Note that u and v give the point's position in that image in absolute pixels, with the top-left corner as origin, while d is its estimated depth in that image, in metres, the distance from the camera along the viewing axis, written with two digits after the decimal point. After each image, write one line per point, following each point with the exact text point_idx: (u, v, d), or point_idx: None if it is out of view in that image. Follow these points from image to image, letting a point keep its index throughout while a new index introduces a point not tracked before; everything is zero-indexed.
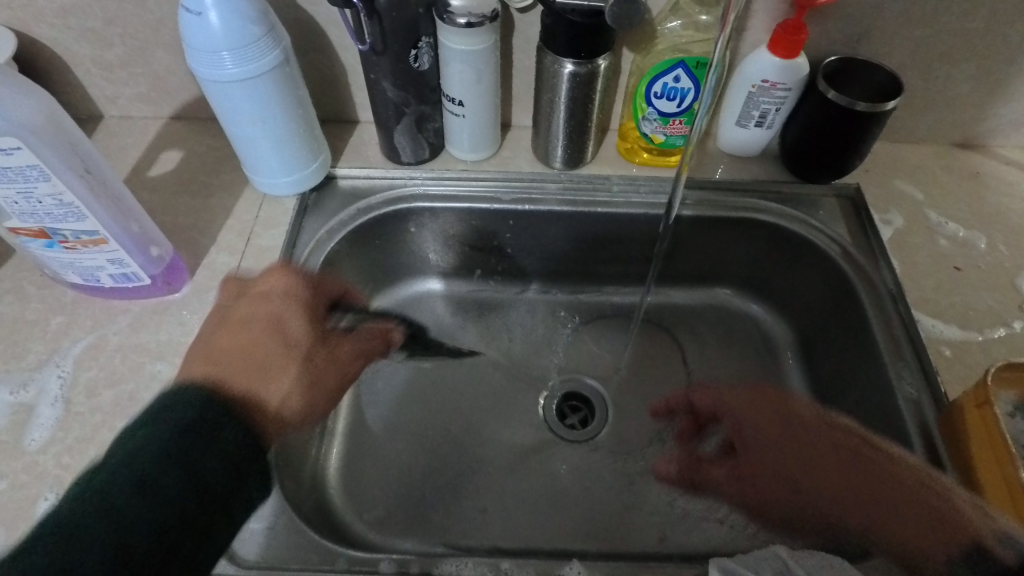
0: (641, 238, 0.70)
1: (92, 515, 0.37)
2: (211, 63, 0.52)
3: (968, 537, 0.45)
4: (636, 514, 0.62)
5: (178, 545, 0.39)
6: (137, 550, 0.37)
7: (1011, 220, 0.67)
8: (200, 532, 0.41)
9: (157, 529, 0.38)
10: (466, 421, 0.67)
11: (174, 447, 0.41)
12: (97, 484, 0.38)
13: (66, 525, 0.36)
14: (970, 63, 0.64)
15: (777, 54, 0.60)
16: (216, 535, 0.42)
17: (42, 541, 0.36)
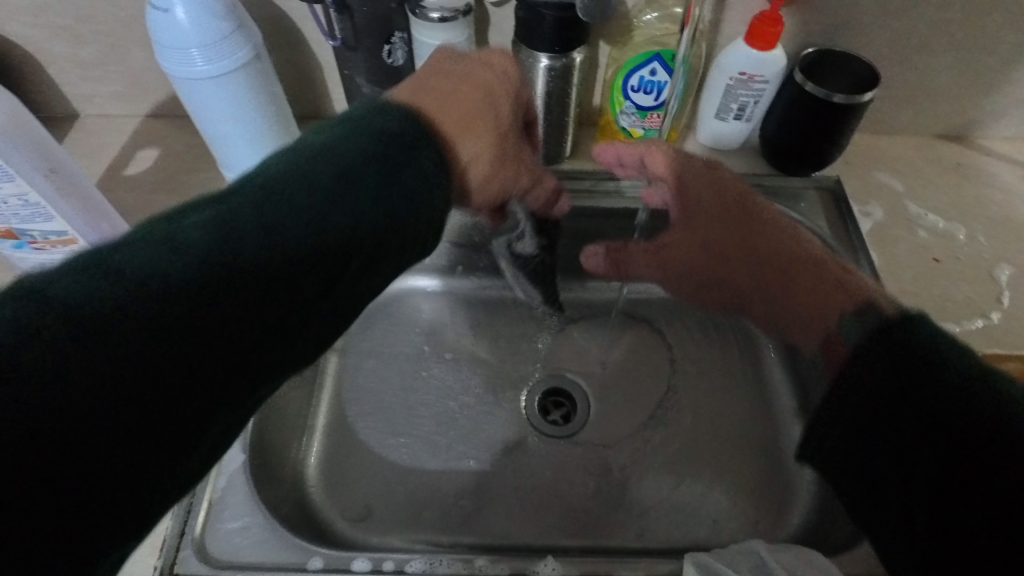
0: (621, 233, 0.70)
1: (290, 213, 0.32)
2: (181, 61, 0.52)
3: (838, 316, 0.52)
4: (616, 507, 0.62)
5: (365, 266, 0.36)
6: (332, 254, 0.34)
7: (991, 211, 0.67)
8: (381, 271, 0.38)
9: (352, 245, 0.35)
10: (449, 418, 0.67)
11: (414, 157, 0.38)
12: (316, 182, 0.33)
13: (268, 204, 0.32)
14: (950, 53, 0.63)
15: (753, 47, 0.60)
16: (397, 267, 0.39)
17: (215, 229, 0.30)
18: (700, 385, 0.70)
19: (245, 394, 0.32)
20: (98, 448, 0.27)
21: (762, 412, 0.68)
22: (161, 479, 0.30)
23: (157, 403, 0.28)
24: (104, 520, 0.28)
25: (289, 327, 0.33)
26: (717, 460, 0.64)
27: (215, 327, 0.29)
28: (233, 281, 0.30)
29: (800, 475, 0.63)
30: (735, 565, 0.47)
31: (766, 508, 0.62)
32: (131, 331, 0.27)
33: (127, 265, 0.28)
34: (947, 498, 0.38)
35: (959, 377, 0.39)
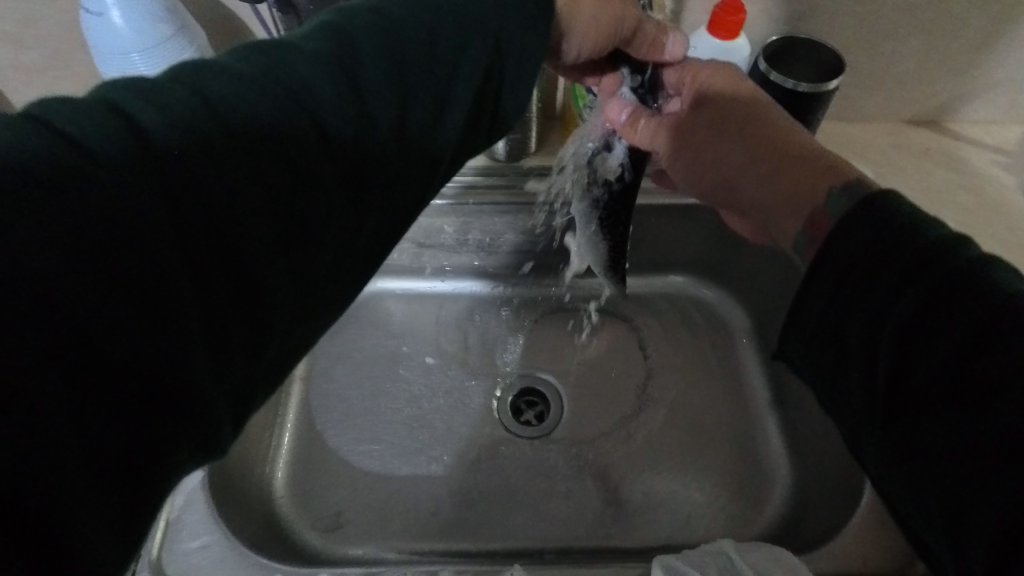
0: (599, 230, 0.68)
1: (279, 81, 0.31)
2: (123, 66, 0.50)
3: (818, 197, 0.45)
4: (591, 508, 0.60)
5: (373, 132, 0.34)
6: (331, 122, 0.32)
7: (962, 195, 0.66)
8: (397, 144, 0.35)
9: (352, 112, 0.33)
10: (418, 422, 0.66)
11: (407, 31, 0.36)
12: (296, 55, 0.32)
13: (255, 75, 0.30)
14: (915, 38, 0.62)
15: (715, 36, 0.58)
16: (415, 140, 0.37)
17: (202, 94, 0.28)
18: (674, 380, 0.69)
19: (267, 267, 0.29)
20: (110, 300, 0.23)
21: (737, 406, 0.67)
22: (190, 355, 0.26)
23: (169, 257, 0.25)
24: (126, 395, 0.24)
25: (301, 191, 0.30)
26: (693, 455, 0.63)
27: (217, 180, 0.27)
28: (225, 136, 0.28)
29: (776, 468, 0.63)
30: (704, 567, 0.46)
31: (743, 503, 0.61)
32: (126, 178, 0.25)
33: (113, 122, 0.26)
34: (935, 375, 0.32)
35: (956, 258, 0.34)
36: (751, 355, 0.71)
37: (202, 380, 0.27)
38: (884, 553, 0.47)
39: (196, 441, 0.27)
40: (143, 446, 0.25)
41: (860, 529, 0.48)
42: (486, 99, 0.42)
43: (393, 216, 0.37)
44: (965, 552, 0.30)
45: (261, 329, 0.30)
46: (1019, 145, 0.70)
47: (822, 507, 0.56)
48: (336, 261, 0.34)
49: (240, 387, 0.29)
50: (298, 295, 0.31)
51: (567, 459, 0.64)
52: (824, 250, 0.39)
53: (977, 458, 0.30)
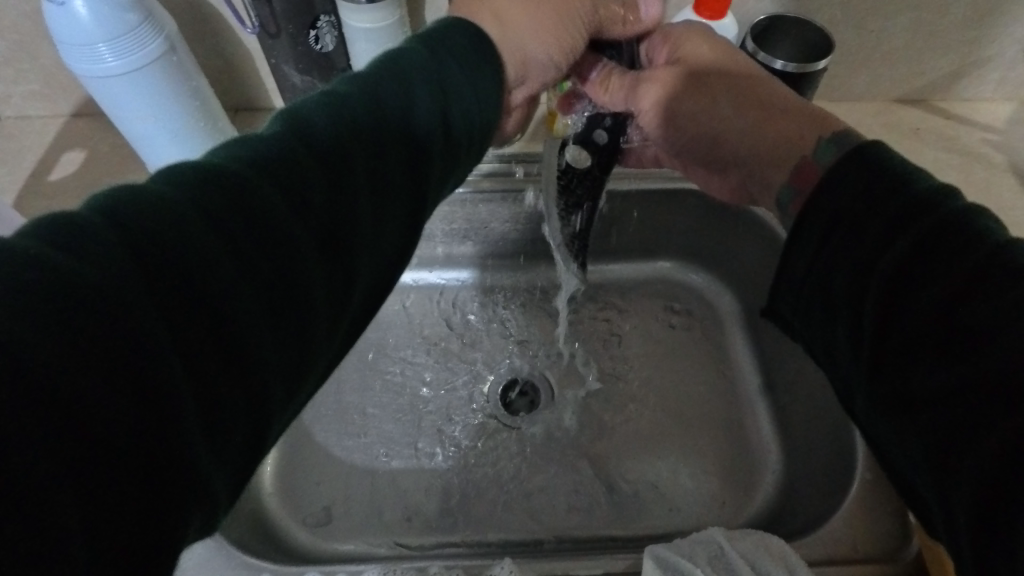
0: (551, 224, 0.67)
1: (245, 156, 0.28)
2: (86, 58, 0.48)
3: (806, 146, 0.44)
4: (583, 497, 0.60)
5: (352, 186, 0.31)
6: (301, 182, 0.29)
7: (951, 175, 0.65)
8: (373, 190, 0.32)
9: (330, 170, 0.30)
10: (407, 417, 0.65)
11: (366, 92, 0.34)
12: (259, 137, 0.30)
13: (221, 160, 0.28)
14: (904, 14, 0.61)
15: (701, 16, 0.57)
16: (396, 187, 0.34)
17: (177, 179, 0.26)
18: (665, 367, 0.68)
19: (261, 335, 0.26)
20: (95, 385, 0.20)
21: (727, 391, 0.67)
22: (186, 434, 0.23)
23: (155, 333, 0.22)
24: (120, 475, 0.20)
25: (286, 256, 0.27)
26: (684, 442, 0.63)
27: (198, 253, 0.24)
28: (201, 215, 0.25)
29: (766, 453, 0.63)
30: (695, 557, 0.46)
31: (735, 488, 0.61)
32: (103, 261, 0.22)
33: (86, 219, 0.23)
34: (926, 317, 0.31)
35: (943, 208, 0.33)
36: (741, 340, 0.70)
37: (201, 460, 0.23)
38: (874, 538, 0.47)
39: (198, 520, 0.23)
40: (141, 531, 0.21)
41: (849, 514, 0.48)
42: (457, 139, 0.39)
43: (384, 269, 0.34)
44: (953, 504, 0.29)
45: (260, 405, 0.26)
46: (1009, 122, 0.69)
47: (812, 491, 0.56)
48: (331, 322, 0.30)
49: (244, 460, 0.26)
50: (297, 362, 0.28)
51: (557, 448, 0.63)
52: (814, 199, 0.38)
53: (975, 404, 0.29)
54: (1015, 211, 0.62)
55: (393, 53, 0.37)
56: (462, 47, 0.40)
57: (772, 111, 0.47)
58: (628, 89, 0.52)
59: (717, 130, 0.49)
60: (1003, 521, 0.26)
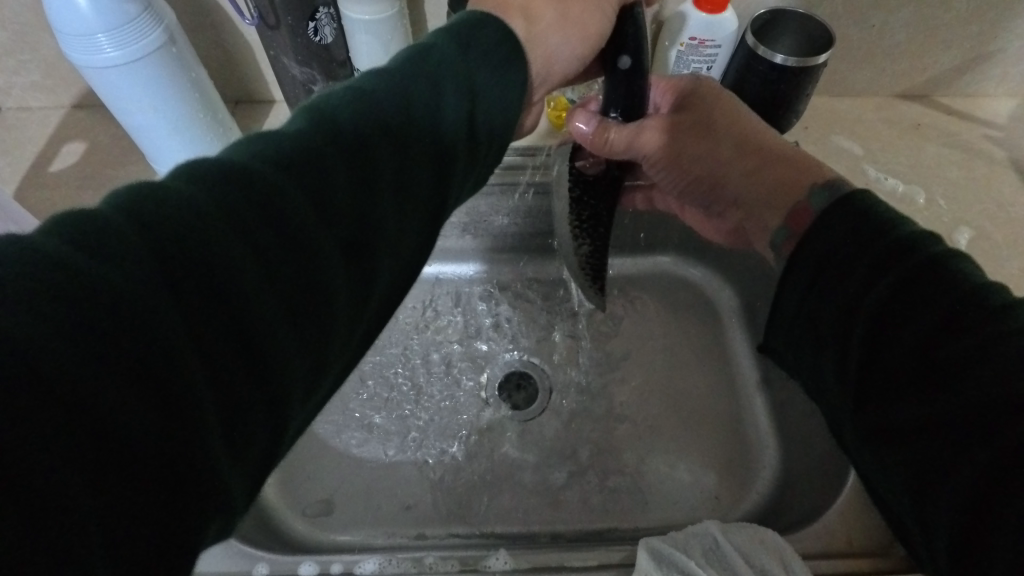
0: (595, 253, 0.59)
1: (265, 152, 0.27)
2: (86, 48, 0.49)
3: (801, 193, 0.47)
4: (580, 489, 0.60)
5: (374, 190, 0.30)
6: (323, 182, 0.28)
7: (951, 171, 0.65)
8: (395, 193, 0.31)
9: (350, 170, 0.29)
10: (409, 410, 0.65)
11: (391, 88, 0.32)
12: (281, 133, 0.29)
13: (242, 155, 0.27)
14: (906, 8, 0.61)
15: (702, 9, 0.57)
16: (415, 187, 0.32)
17: (194, 175, 0.25)
18: (663, 361, 0.68)
19: (282, 341, 0.25)
20: (119, 395, 0.20)
21: (724, 385, 0.67)
22: (206, 442, 0.22)
23: (175, 341, 0.22)
24: (138, 485, 0.20)
25: (308, 259, 0.26)
26: (681, 437, 0.63)
27: (219, 256, 0.24)
28: (222, 215, 0.25)
29: (763, 447, 0.63)
30: (690, 549, 0.46)
31: (732, 482, 0.61)
32: (123, 263, 0.22)
33: (104, 217, 0.23)
34: (903, 357, 0.33)
35: (927, 250, 0.35)
36: (740, 336, 0.70)
37: (222, 468, 0.23)
38: (869, 533, 0.47)
39: (217, 523, 0.23)
40: (158, 543, 0.20)
41: (843, 509, 0.48)
42: (480, 140, 0.37)
43: (402, 271, 0.33)
44: (933, 528, 0.32)
45: (279, 412, 0.25)
46: (1011, 118, 0.69)
47: (808, 486, 0.56)
48: (347, 328, 0.29)
49: (260, 467, 0.25)
50: (313, 370, 0.27)
51: (554, 441, 0.63)
52: (803, 243, 0.41)
53: (948, 436, 0.31)
54: (1015, 208, 0.62)
55: (420, 45, 0.35)
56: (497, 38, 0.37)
57: (765, 151, 0.51)
58: (631, 136, 0.51)
59: (718, 171, 0.54)
60: (986, 545, 0.28)
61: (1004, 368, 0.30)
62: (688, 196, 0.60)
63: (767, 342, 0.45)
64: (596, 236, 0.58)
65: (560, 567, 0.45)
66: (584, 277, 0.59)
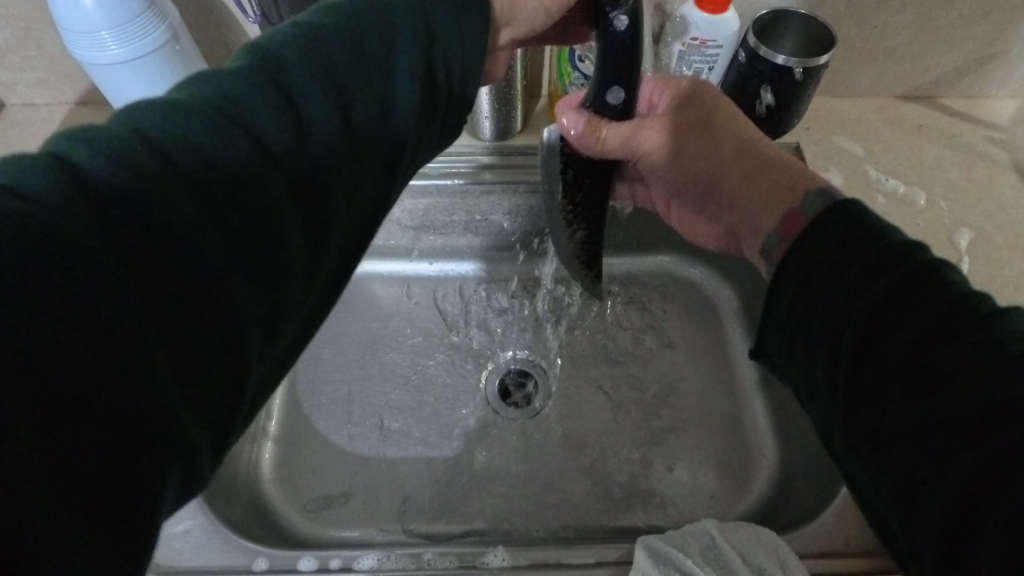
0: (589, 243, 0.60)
1: (213, 101, 0.28)
2: (90, 45, 0.49)
3: (794, 199, 0.47)
4: (578, 487, 0.60)
5: (329, 160, 0.32)
6: (270, 134, 0.29)
7: (951, 173, 0.65)
8: (351, 150, 0.33)
9: (301, 138, 0.30)
10: (407, 406, 0.65)
11: (348, 54, 0.34)
12: (231, 80, 0.30)
13: (192, 103, 0.28)
14: (908, 10, 0.61)
15: (703, 9, 0.57)
16: (368, 154, 0.34)
17: (144, 133, 0.26)
18: (662, 361, 0.68)
19: (235, 287, 0.26)
20: (69, 342, 0.21)
21: (723, 385, 0.67)
22: (159, 385, 0.23)
23: (124, 287, 0.23)
24: (90, 429, 0.21)
25: (260, 220, 0.28)
26: (679, 437, 0.63)
27: (167, 206, 0.25)
28: (174, 174, 0.26)
29: (762, 448, 0.63)
30: (687, 547, 0.46)
31: (730, 481, 0.61)
32: (70, 212, 0.23)
33: (53, 172, 0.24)
34: (895, 356, 0.34)
35: (915, 255, 0.36)
36: (739, 336, 0.70)
37: (176, 419, 0.24)
38: (865, 534, 0.47)
39: (176, 476, 0.24)
40: (106, 503, 0.21)
41: (840, 509, 0.48)
42: (441, 103, 0.39)
43: (358, 230, 0.35)
44: (918, 525, 0.31)
45: (238, 358, 0.27)
46: (1013, 120, 0.69)
47: (806, 486, 0.56)
48: (304, 289, 0.31)
49: (218, 421, 0.27)
50: (271, 317, 0.29)
51: (552, 439, 0.63)
52: (796, 248, 0.41)
53: (942, 435, 0.31)
54: (1016, 210, 0.62)
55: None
56: (455, 14, 0.39)
57: (765, 159, 0.51)
58: (628, 135, 0.51)
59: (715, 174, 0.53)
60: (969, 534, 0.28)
61: (996, 368, 0.30)
62: (680, 200, 0.58)
63: (760, 342, 0.44)
64: (591, 218, 0.58)
65: (557, 564, 0.46)
66: (578, 267, 0.61)
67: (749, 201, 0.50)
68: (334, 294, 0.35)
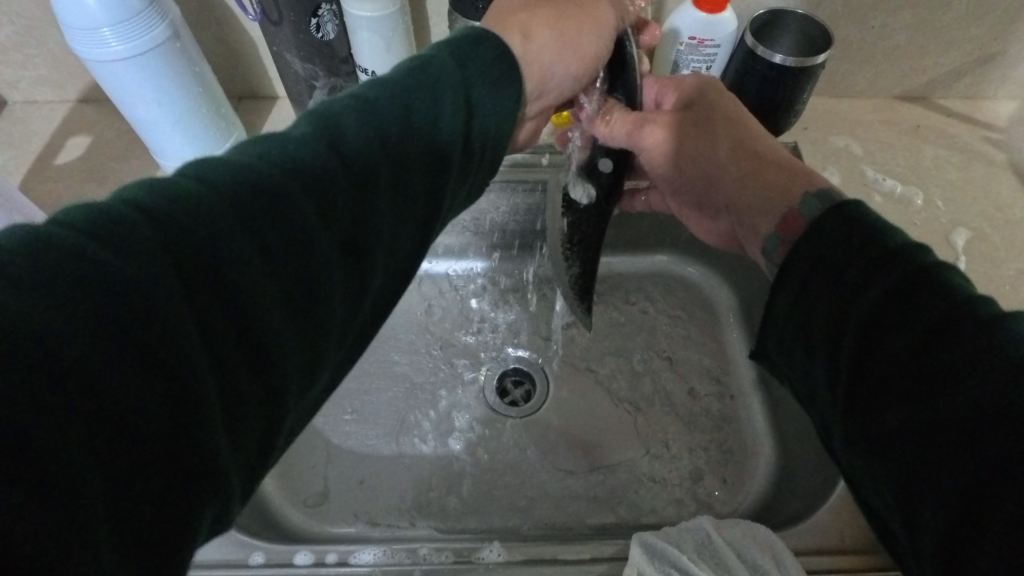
0: (579, 272, 0.61)
1: (270, 152, 0.29)
2: (92, 42, 0.49)
3: (791, 201, 0.47)
4: (575, 485, 0.60)
5: (372, 192, 0.31)
6: (323, 183, 0.29)
7: (949, 173, 0.65)
8: (392, 195, 0.33)
9: (348, 177, 0.30)
10: (405, 402, 0.65)
11: (392, 92, 0.34)
12: (289, 135, 0.30)
13: (249, 155, 0.28)
14: (906, 10, 0.61)
15: (701, 10, 0.57)
16: (408, 190, 0.34)
17: (200, 176, 0.27)
18: (659, 359, 0.68)
19: (283, 334, 0.27)
20: (124, 374, 0.21)
21: (720, 385, 0.67)
22: (204, 422, 0.23)
23: (182, 328, 0.23)
24: (138, 466, 0.21)
25: (306, 259, 0.28)
26: (676, 434, 0.63)
27: (221, 247, 0.25)
28: (229, 213, 0.26)
29: (759, 445, 0.63)
30: (683, 544, 0.47)
31: (726, 480, 0.61)
32: (132, 250, 0.23)
33: (113, 208, 0.24)
34: (890, 367, 0.34)
35: (915, 259, 0.36)
36: (737, 335, 0.70)
37: (218, 452, 0.24)
38: (859, 529, 0.47)
39: (214, 512, 0.24)
40: (151, 532, 0.22)
41: (837, 507, 0.48)
42: (478, 149, 0.38)
43: (394, 267, 0.35)
44: (917, 531, 0.31)
45: (274, 393, 0.27)
46: (1010, 121, 0.69)
47: (803, 485, 0.57)
48: (340, 325, 0.31)
49: (256, 454, 0.27)
50: (308, 363, 0.29)
51: (550, 437, 0.63)
52: (801, 243, 0.41)
53: (941, 442, 0.31)
54: (1012, 209, 0.62)
55: (427, 53, 0.36)
56: (497, 59, 0.38)
57: (762, 159, 0.50)
58: (630, 127, 0.52)
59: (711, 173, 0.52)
60: (973, 545, 0.28)
61: (1004, 377, 0.30)
62: (679, 198, 0.58)
63: (760, 344, 0.44)
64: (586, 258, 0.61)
65: (552, 559, 0.46)
66: (573, 295, 0.62)
67: (745, 202, 0.50)
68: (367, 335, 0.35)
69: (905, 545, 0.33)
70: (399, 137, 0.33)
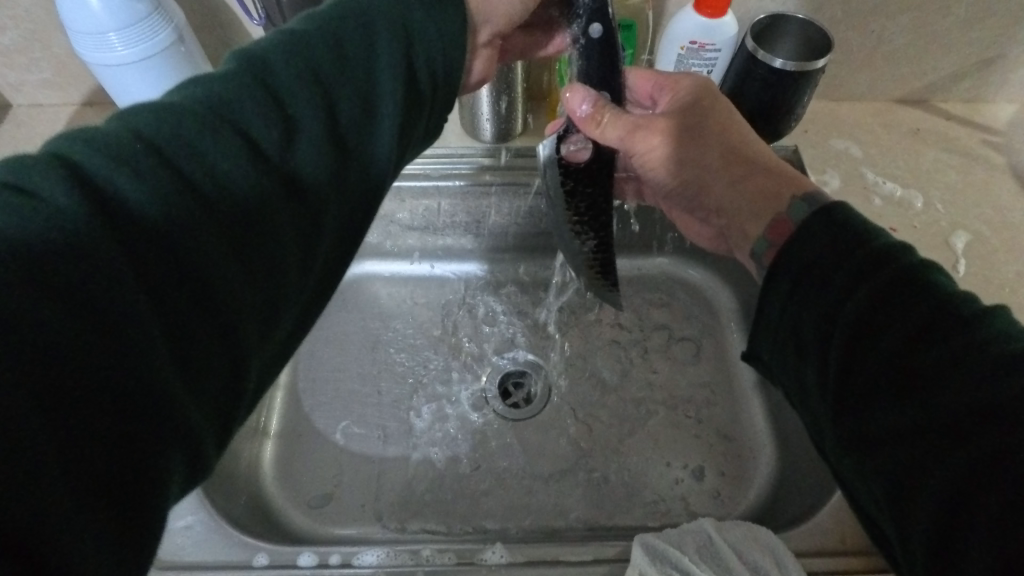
0: (597, 242, 0.60)
1: (209, 106, 0.29)
2: (97, 45, 0.50)
3: (780, 205, 0.48)
4: (576, 487, 0.61)
5: (319, 145, 0.32)
6: (262, 140, 0.30)
7: (948, 176, 0.66)
8: (341, 154, 0.33)
9: (285, 130, 0.31)
10: (404, 402, 0.66)
11: (326, 39, 0.34)
12: (214, 79, 0.31)
13: (184, 104, 0.29)
14: (906, 14, 0.61)
15: (701, 13, 0.58)
16: (355, 143, 0.34)
17: (134, 129, 0.27)
18: (660, 361, 0.69)
19: (232, 282, 0.28)
20: (68, 330, 0.22)
21: (721, 387, 0.67)
22: (157, 377, 0.24)
23: (124, 283, 0.24)
24: (92, 426, 0.22)
25: (252, 215, 0.29)
26: (676, 436, 0.64)
27: (162, 205, 0.26)
28: (168, 170, 0.27)
29: (760, 446, 0.63)
30: (684, 546, 0.47)
31: (727, 482, 0.61)
32: (71, 210, 0.24)
33: (48, 171, 0.24)
34: (883, 362, 0.34)
35: (904, 257, 0.36)
36: (738, 337, 0.71)
37: (175, 408, 0.25)
38: (857, 530, 0.47)
39: (183, 462, 0.26)
40: (113, 492, 0.23)
41: (837, 508, 0.48)
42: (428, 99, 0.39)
43: (347, 234, 0.35)
44: (908, 525, 0.32)
45: (231, 350, 0.28)
46: (1010, 124, 0.69)
47: (804, 487, 0.57)
48: (295, 286, 0.32)
49: (221, 413, 0.28)
50: (263, 318, 0.30)
51: (551, 439, 0.64)
52: (789, 244, 0.41)
53: (935, 432, 0.31)
54: (1012, 212, 0.63)
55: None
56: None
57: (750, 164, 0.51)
58: (627, 130, 0.51)
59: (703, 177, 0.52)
60: (964, 533, 0.29)
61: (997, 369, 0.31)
62: (670, 200, 0.59)
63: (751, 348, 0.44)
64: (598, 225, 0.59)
65: (555, 560, 0.46)
66: (595, 274, 0.62)
67: (738, 207, 0.51)
68: (327, 290, 0.36)
69: (894, 535, 0.33)
70: (346, 91, 0.34)
